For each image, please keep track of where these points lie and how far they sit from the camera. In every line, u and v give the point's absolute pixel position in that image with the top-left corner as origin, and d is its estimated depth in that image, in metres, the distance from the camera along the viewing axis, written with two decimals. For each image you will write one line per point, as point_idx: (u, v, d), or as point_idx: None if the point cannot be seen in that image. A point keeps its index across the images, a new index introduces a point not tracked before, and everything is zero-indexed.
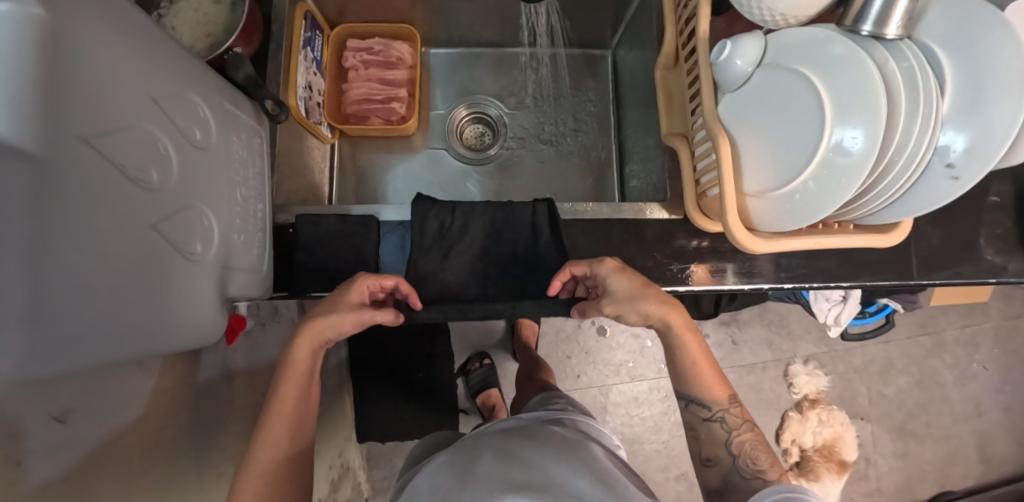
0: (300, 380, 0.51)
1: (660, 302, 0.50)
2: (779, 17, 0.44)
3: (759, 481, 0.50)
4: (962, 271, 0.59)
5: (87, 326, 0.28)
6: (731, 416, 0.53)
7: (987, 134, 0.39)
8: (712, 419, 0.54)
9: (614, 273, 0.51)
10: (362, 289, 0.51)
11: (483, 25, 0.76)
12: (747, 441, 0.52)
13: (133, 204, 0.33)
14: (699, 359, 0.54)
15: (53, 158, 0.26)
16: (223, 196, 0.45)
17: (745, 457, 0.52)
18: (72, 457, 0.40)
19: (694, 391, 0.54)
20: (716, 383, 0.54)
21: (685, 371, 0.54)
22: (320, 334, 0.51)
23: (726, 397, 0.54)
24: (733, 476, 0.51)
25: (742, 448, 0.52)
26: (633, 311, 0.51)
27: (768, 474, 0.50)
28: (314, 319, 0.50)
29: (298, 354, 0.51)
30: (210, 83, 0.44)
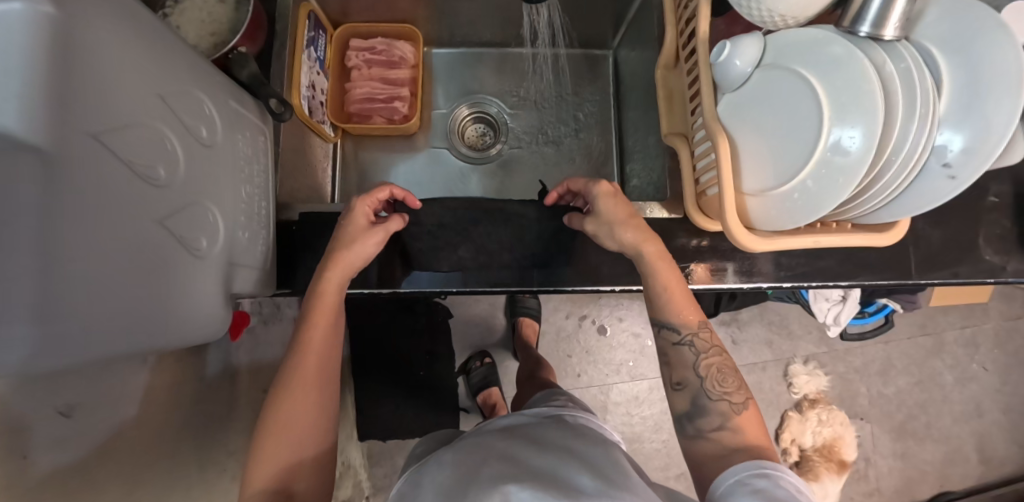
0: (329, 313, 0.52)
1: (637, 231, 0.52)
2: (778, 18, 0.44)
3: (725, 402, 0.50)
4: (961, 271, 0.60)
5: (94, 319, 0.29)
6: (700, 340, 0.52)
7: (984, 134, 0.39)
8: (681, 343, 0.53)
9: (602, 196, 0.54)
10: (365, 205, 0.54)
11: (485, 25, 0.76)
12: (715, 365, 0.52)
13: (141, 199, 0.34)
14: (672, 281, 0.52)
15: (62, 155, 0.26)
16: (227, 193, 0.46)
17: (713, 380, 0.51)
18: (78, 450, 0.41)
19: (665, 315, 0.53)
20: (686, 305, 0.53)
21: (657, 293, 0.53)
22: (353, 261, 0.52)
23: (696, 321, 0.53)
24: (701, 398, 0.51)
25: (710, 371, 0.52)
26: (610, 235, 0.53)
27: (733, 396, 0.51)
28: (340, 250, 0.51)
29: (328, 287, 0.51)
30: (215, 81, 0.45)
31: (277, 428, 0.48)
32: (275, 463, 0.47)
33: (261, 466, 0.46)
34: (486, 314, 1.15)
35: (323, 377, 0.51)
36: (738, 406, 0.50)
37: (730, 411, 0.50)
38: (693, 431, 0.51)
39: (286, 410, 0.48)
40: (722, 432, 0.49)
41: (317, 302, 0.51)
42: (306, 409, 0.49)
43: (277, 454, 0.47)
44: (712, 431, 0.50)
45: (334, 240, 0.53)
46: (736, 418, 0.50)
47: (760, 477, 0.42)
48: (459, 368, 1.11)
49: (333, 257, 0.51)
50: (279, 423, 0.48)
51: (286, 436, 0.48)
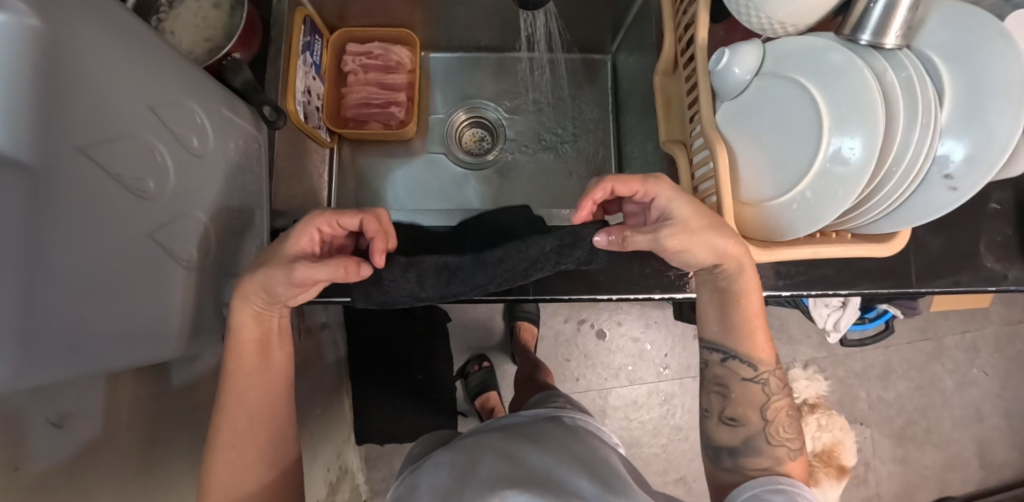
0: (255, 351, 0.47)
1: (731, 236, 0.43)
2: (777, 25, 0.43)
3: (783, 448, 0.50)
4: (961, 279, 0.59)
5: (82, 336, 0.28)
6: (773, 380, 0.52)
7: (985, 144, 0.39)
8: (752, 379, 0.52)
9: (678, 199, 0.44)
10: (309, 234, 0.44)
11: (483, 29, 0.75)
12: (782, 408, 0.52)
13: (129, 211, 0.33)
14: (758, 316, 0.51)
15: (48, 170, 0.26)
16: (219, 202, 0.45)
17: (775, 424, 0.51)
18: (71, 460, 0.41)
19: (743, 348, 0.51)
20: (766, 345, 0.52)
21: (745, 326, 0.51)
22: (256, 294, 0.44)
23: (772, 363, 0.52)
24: (758, 439, 0.50)
25: (775, 415, 0.51)
26: (704, 243, 0.43)
27: (792, 443, 0.51)
28: (247, 277, 0.44)
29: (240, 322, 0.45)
30: (207, 88, 0.44)
31: (218, 482, 0.45)
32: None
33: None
34: (485, 318, 1.14)
35: (264, 419, 0.48)
36: (794, 453, 0.50)
37: (785, 457, 0.50)
38: (732, 465, 0.51)
39: (221, 464, 0.45)
40: (769, 473, 0.49)
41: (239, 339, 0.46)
42: (250, 456, 0.47)
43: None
44: (757, 470, 0.50)
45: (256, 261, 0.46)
46: (788, 464, 0.50)
47: (777, 492, 0.46)
48: (456, 372, 1.12)
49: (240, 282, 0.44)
50: (220, 476, 0.45)
51: (235, 488, 0.45)
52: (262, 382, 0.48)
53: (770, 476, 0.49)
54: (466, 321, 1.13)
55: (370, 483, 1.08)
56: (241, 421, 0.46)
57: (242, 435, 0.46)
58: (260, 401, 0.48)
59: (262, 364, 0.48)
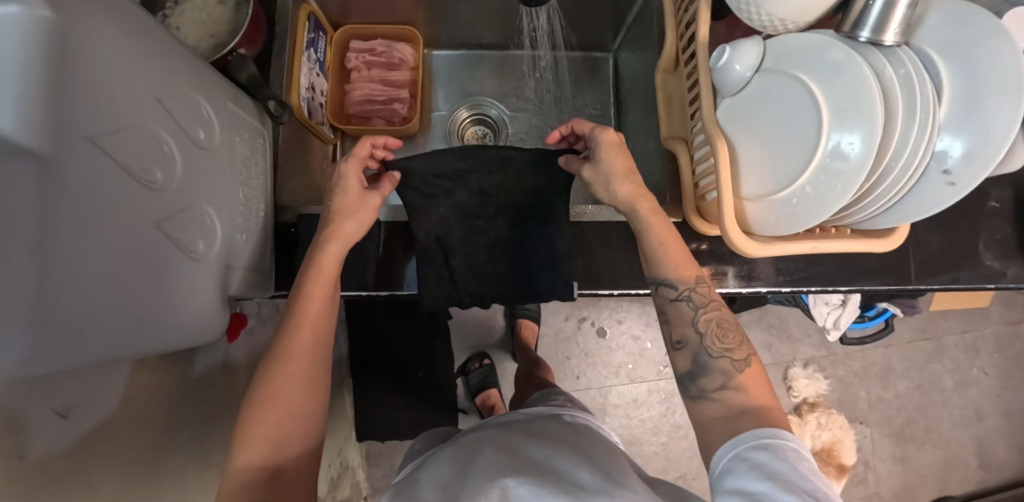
0: (327, 285, 0.50)
1: (631, 184, 0.52)
2: (778, 22, 0.44)
3: (726, 359, 0.47)
4: (960, 276, 0.59)
5: (88, 324, 0.29)
6: (698, 294, 0.50)
7: (984, 139, 0.39)
8: (679, 298, 0.50)
9: (608, 144, 0.53)
10: (353, 172, 0.53)
11: (486, 27, 0.76)
12: (714, 319, 0.49)
13: (136, 202, 0.34)
14: (671, 237, 0.52)
15: (57, 158, 0.26)
16: (224, 195, 0.46)
17: (713, 336, 0.48)
18: (73, 452, 0.41)
19: (662, 271, 0.51)
20: (686, 260, 0.51)
21: (664, 249, 0.51)
22: (349, 232, 0.51)
23: (694, 276, 0.51)
24: (702, 356, 0.48)
25: (710, 327, 0.49)
26: (606, 186, 0.53)
27: (736, 353, 0.48)
28: (337, 221, 0.51)
29: (327, 258, 0.50)
30: (213, 82, 0.45)
31: (265, 404, 0.46)
32: (258, 440, 0.45)
33: (247, 440, 0.45)
34: (486, 315, 1.15)
35: (316, 355, 0.49)
36: (740, 363, 0.47)
37: (733, 368, 0.47)
38: (697, 393, 0.48)
39: (270, 389, 0.46)
40: (726, 392, 0.46)
41: (316, 271, 0.50)
42: (296, 388, 0.47)
43: (264, 428, 0.45)
44: (715, 391, 0.47)
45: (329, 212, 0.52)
46: (739, 377, 0.47)
47: (760, 449, 0.40)
48: (458, 369, 1.11)
49: (329, 229, 0.51)
50: (267, 400, 0.46)
51: (277, 416, 0.46)
52: (325, 317, 0.50)
53: (753, 430, 0.42)
54: (466, 319, 1.14)
55: (371, 481, 1.08)
56: (299, 349, 0.48)
57: (297, 363, 0.47)
58: (317, 334, 0.49)
59: (328, 301, 0.50)
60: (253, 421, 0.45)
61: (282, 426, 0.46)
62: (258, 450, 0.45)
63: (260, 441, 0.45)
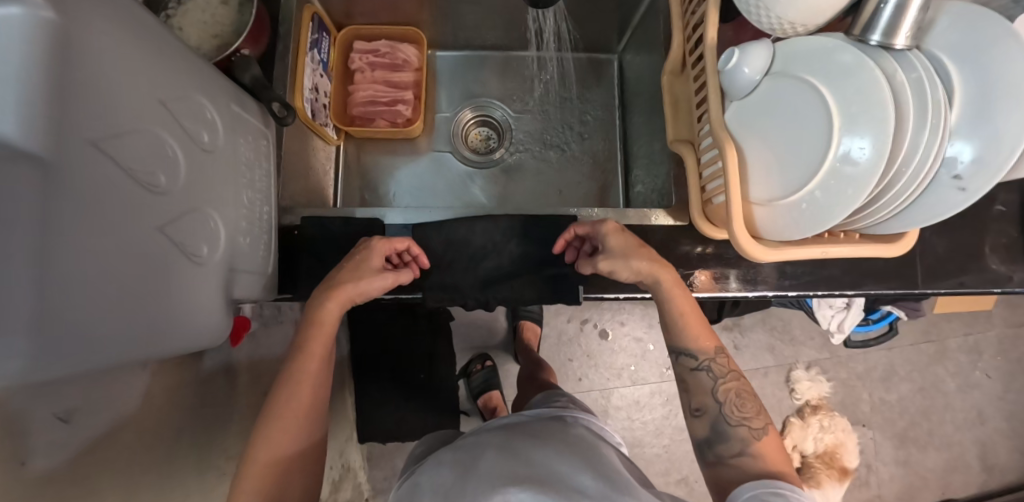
0: (323, 342, 0.51)
1: (651, 260, 0.51)
2: (787, 24, 0.43)
3: (744, 428, 0.51)
4: (967, 280, 0.59)
5: (91, 330, 0.28)
6: (717, 366, 0.53)
7: (995, 145, 0.39)
8: (700, 369, 0.53)
9: (616, 233, 0.53)
10: (380, 252, 0.53)
11: (490, 28, 0.75)
12: (733, 390, 0.52)
13: (139, 206, 0.33)
14: (694, 314, 0.53)
15: (59, 161, 0.26)
16: (228, 197, 0.45)
17: (731, 405, 0.52)
18: (74, 456, 0.40)
19: (683, 343, 0.54)
20: (707, 333, 0.54)
21: (685, 324, 0.53)
22: (349, 292, 0.51)
23: (715, 348, 0.54)
24: (720, 423, 0.51)
25: (729, 397, 0.52)
26: (626, 267, 0.52)
27: (753, 421, 0.51)
28: (341, 284, 0.51)
29: (326, 316, 0.51)
30: (217, 84, 0.44)
31: (259, 458, 0.47)
32: (250, 492, 0.46)
33: (241, 489, 0.46)
34: (488, 317, 1.14)
35: (310, 409, 0.50)
36: (757, 432, 0.51)
37: (750, 437, 0.50)
38: (714, 457, 0.51)
39: (264, 442, 0.48)
40: (743, 458, 0.50)
41: (314, 327, 0.51)
42: (289, 441, 0.49)
43: (256, 481, 0.46)
44: (732, 457, 0.50)
45: (339, 270, 0.52)
46: (756, 444, 0.50)
47: (777, 494, 0.44)
48: (461, 371, 1.12)
49: (331, 287, 0.51)
50: (261, 453, 0.47)
51: (269, 469, 0.47)
52: (319, 373, 0.51)
53: (769, 478, 0.46)
54: (469, 320, 1.13)
55: (372, 483, 1.07)
56: (293, 403, 0.49)
57: (290, 418, 0.49)
58: (310, 389, 0.51)
59: (322, 358, 0.52)
60: (247, 475, 0.47)
61: (274, 479, 0.47)
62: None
63: (252, 492, 0.46)
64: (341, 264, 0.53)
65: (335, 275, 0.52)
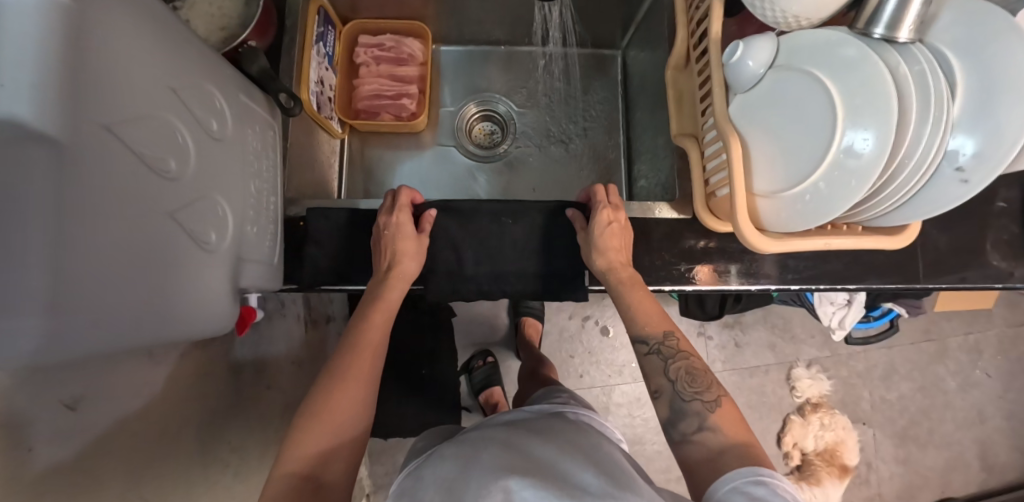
0: (382, 321, 0.53)
1: (607, 260, 0.54)
2: (791, 18, 0.44)
3: (698, 402, 0.49)
4: (968, 276, 0.59)
5: (103, 312, 0.29)
6: (667, 347, 0.53)
7: (996, 139, 0.39)
8: (650, 353, 0.53)
9: (599, 225, 0.54)
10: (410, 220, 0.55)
11: (494, 23, 0.76)
12: (683, 367, 0.51)
13: (151, 191, 0.34)
14: (646, 299, 0.54)
15: (74, 144, 0.26)
16: (236, 186, 0.45)
17: (683, 382, 0.51)
18: (80, 444, 0.40)
19: (636, 329, 0.54)
20: (659, 316, 0.54)
21: (635, 307, 0.54)
22: (408, 274, 0.54)
23: (664, 330, 0.53)
24: (676, 402, 0.50)
25: (680, 373, 0.51)
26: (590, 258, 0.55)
27: (706, 395, 0.50)
28: (398, 264, 0.54)
29: (388, 297, 0.54)
30: (225, 74, 0.45)
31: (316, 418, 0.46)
32: (302, 452, 0.45)
33: (294, 448, 0.45)
34: (490, 313, 1.15)
35: (368, 380, 0.50)
36: (711, 404, 0.49)
37: (705, 410, 0.49)
38: (678, 437, 0.49)
39: (327, 403, 0.47)
40: (704, 433, 0.48)
41: (375, 306, 0.53)
42: (349, 404, 0.48)
43: (310, 441, 0.45)
44: (693, 433, 0.48)
45: (387, 253, 0.54)
46: (712, 418, 0.48)
47: (757, 483, 0.41)
48: (461, 366, 1.11)
49: (387, 269, 0.54)
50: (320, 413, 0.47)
51: (326, 431, 0.46)
52: (378, 348, 0.52)
53: (748, 465, 0.43)
54: (470, 317, 1.14)
55: (373, 478, 1.08)
56: (357, 372, 0.50)
57: (353, 384, 0.49)
58: (371, 363, 0.51)
59: (382, 336, 0.53)
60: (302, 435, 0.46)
61: (327, 443, 0.46)
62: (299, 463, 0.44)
63: (305, 451, 0.45)
64: (381, 244, 0.55)
65: (385, 258, 0.54)
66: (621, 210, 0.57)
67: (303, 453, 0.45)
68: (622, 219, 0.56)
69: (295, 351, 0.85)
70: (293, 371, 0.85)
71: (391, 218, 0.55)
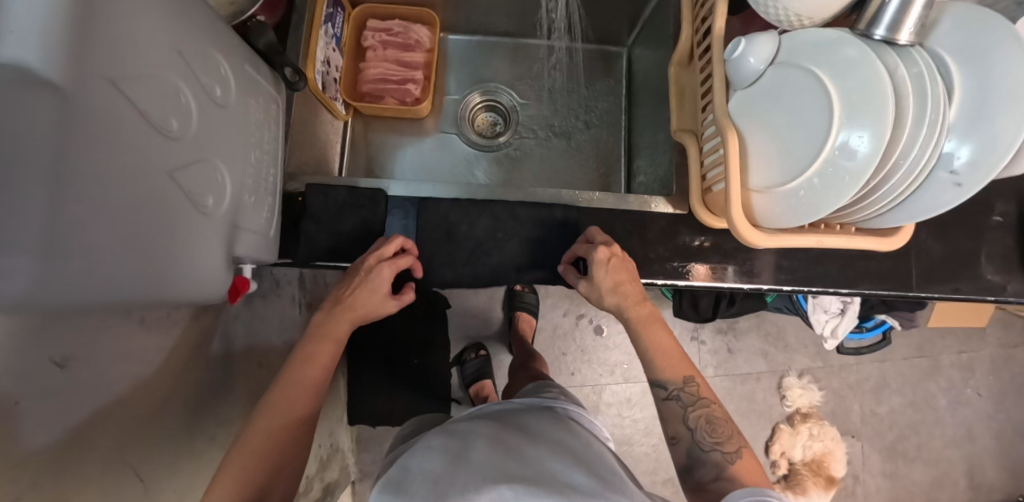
0: (328, 357, 0.53)
1: (618, 302, 0.55)
2: (795, 17, 0.45)
3: (717, 452, 0.50)
4: (961, 287, 0.59)
5: (97, 261, 0.29)
6: (686, 394, 0.53)
7: (991, 145, 0.39)
8: (670, 398, 0.54)
9: (600, 265, 0.53)
10: (382, 274, 0.53)
11: (502, 14, 0.76)
12: (703, 416, 0.52)
13: (152, 148, 0.34)
14: (664, 339, 0.55)
15: (78, 91, 0.27)
16: (237, 153, 0.46)
17: (703, 430, 0.52)
18: (70, 403, 0.41)
19: (653, 373, 0.55)
20: (679, 361, 0.54)
21: (651, 350, 0.55)
22: (358, 315, 0.55)
23: (684, 376, 0.54)
24: (696, 450, 0.51)
25: (700, 422, 0.52)
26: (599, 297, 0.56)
27: (726, 445, 0.50)
28: (353, 306, 0.54)
29: (335, 330, 0.54)
30: (232, 42, 0.45)
31: (251, 443, 0.46)
32: (244, 469, 0.45)
33: (231, 462, 0.45)
34: (484, 306, 1.16)
35: (309, 407, 0.51)
36: (731, 455, 0.50)
37: (724, 461, 0.49)
38: (695, 484, 0.50)
39: (271, 415, 0.48)
40: (721, 482, 0.48)
41: (322, 342, 0.53)
42: (294, 419, 0.49)
43: (246, 465, 0.45)
44: (711, 482, 0.49)
45: (349, 295, 0.54)
46: (732, 468, 0.49)
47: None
48: (454, 358, 1.12)
49: (341, 306, 0.54)
50: (264, 429, 0.47)
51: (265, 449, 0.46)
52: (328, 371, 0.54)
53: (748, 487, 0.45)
54: (465, 310, 1.15)
55: (359, 465, 1.08)
56: (302, 392, 0.51)
57: (294, 410, 0.50)
58: (313, 389, 0.52)
59: (329, 367, 0.54)
60: (244, 446, 0.46)
61: (263, 467, 0.45)
62: (233, 485, 0.43)
63: (244, 470, 0.44)
64: (349, 282, 0.55)
65: (344, 294, 0.55)
66: (613, 243, 0.55)
67: (251, 449, 0.46)
68: (619, 253, 0.54)
69: (289, 332, 0.86)
70: (285, 352, 0.85)
71: (368, 268, 0.53)
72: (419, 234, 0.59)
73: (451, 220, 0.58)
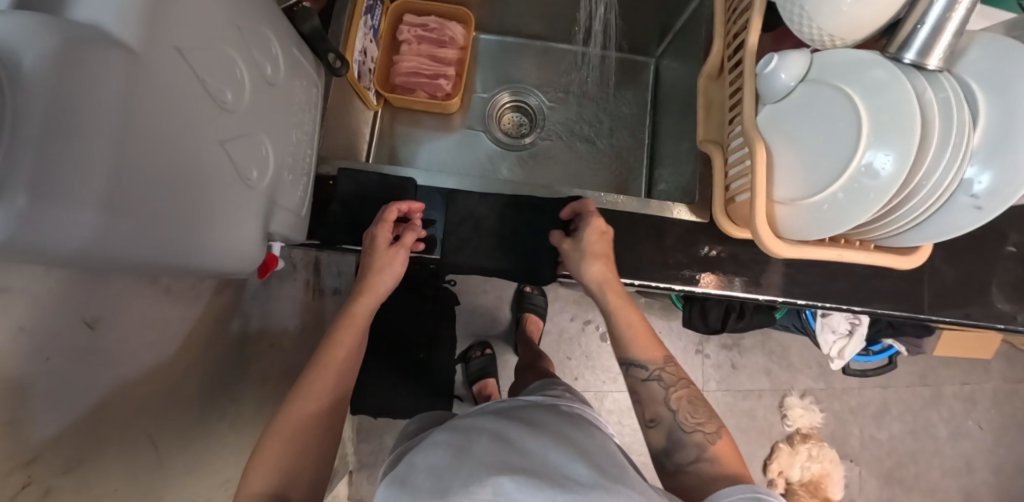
0: (357, 332, 0.55)
1: (595, 270, 0.55)
2: (827, 37, 0.46)
3: (699, 433, 0.51)
4: (972, 312, 0.60)
5: (148, 220, 0.30)
6: (667, 374, 0.54)
7: (1013, 171, 0.40)
8: (650, 378, 0.55)
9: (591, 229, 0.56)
10: (382, 233, 0.55)
11: (535, 18, 0.78)
12: (684, 397, 0.53)
13: (206, 118, 0.35)
14: (636, 324, 0.57)
15: (145, 55, 0.28)
16: (280, 132, 0.47)
17: (684, 411, 0.53)
18: (97, 364, 0.41)
19: (631, 355, 0.56)
20: (655, 344, 0.56)
21: (629, 334, 0.56)
22: (381, 289, 0.56)
23: (663, 357, 0.55)
24: (676, 432, 0.51)
25: (681, 403, 0.53)
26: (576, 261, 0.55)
27: (706, 425, 0.51)
28: (368, 277, 0.55)
29: (356, 309, 0.56)
30: (282, 24, 0.47)
31: (279, 431, 0.47)
32: (272, 458, 0.46)
33: (261, 454, 0.46)
34: (493, 305, 1.17)
35: (336, 389, 0.51)
36: (712, 436, 0.51)
37: (706, 441, 0.50)
38: (674, 467, 0.51)
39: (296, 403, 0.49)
40: (699, 464, 0.49)
41: (347, 320, 0.55)
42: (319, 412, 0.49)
43: (274, 450, 0.46)
44: (690, 463, 0.50)
45: (361, 263, 0.56)
46: (712, 449, 0.50)
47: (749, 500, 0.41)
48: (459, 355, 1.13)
49: (362, 284, 0.56)
50: (290, 412, 0.48)
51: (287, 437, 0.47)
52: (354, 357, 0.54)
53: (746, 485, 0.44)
54: (473, 308, 1.16)
55: (358, 455, 1.09)
56: (326, 371, 0.51)
57: (317, 397, 0.50)
58: (338, 371, 0.52)
59: (354, 348, 0.54)
60: (275, 433, 0.47)
61: (293, 454, 0.47)
62: (268, 476, 0.45)
63: (272, 456, 0.46)
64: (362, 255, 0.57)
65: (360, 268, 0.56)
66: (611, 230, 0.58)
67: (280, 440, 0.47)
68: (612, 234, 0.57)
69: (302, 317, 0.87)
70: (295, 336, 0.85)
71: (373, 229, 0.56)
72: (442, 218, 0.60)
73: (475, 212, 0.60)
